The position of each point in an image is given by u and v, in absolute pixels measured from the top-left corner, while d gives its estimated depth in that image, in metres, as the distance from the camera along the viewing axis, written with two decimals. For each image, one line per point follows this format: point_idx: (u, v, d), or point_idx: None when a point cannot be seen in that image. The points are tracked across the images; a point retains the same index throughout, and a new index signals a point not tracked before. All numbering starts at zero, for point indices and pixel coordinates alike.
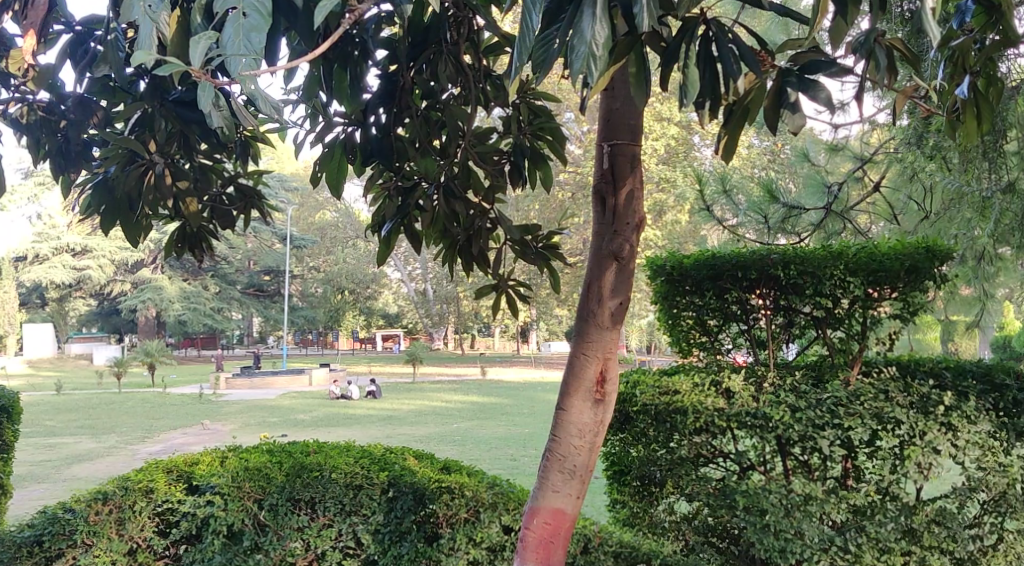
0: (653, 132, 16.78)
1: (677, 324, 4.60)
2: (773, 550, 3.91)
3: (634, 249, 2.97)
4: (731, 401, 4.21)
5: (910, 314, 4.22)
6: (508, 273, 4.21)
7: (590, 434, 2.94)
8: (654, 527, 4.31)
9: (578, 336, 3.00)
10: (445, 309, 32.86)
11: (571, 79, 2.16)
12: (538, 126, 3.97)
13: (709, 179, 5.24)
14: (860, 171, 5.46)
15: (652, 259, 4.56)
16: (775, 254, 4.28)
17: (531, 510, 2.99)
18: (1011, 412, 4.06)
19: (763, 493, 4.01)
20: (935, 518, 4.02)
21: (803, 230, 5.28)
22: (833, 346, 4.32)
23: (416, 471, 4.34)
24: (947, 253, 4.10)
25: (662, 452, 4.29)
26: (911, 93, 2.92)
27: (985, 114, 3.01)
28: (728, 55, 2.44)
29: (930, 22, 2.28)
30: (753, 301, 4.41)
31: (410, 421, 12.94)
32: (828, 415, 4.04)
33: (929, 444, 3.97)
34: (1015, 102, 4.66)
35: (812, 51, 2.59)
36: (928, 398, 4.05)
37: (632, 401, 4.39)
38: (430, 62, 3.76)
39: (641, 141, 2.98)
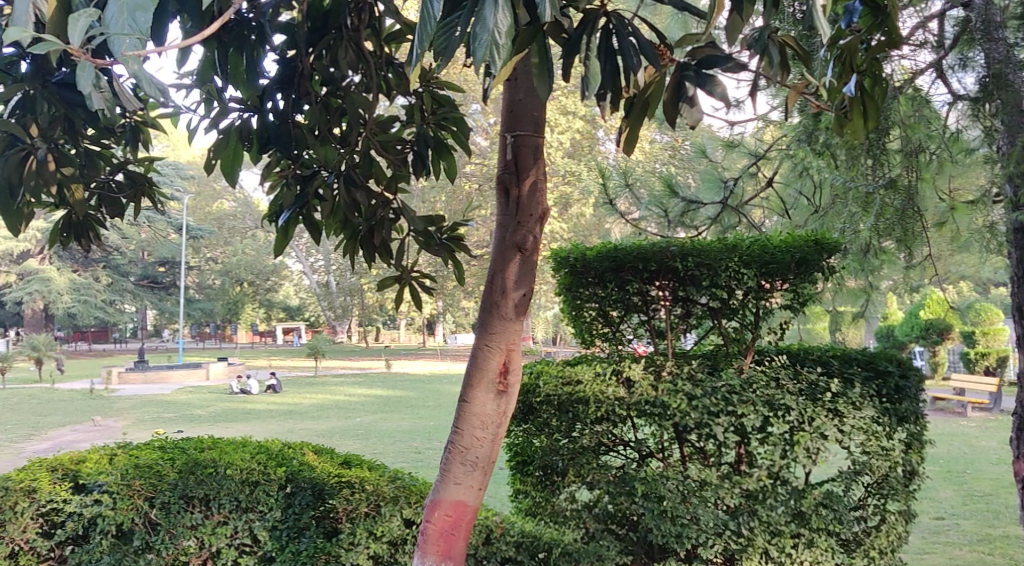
0: (559, 126, 16.92)
1: (580, 315, 4.60)
2: (669, 535, 4.03)
3: (536, 240, 2.99)
4: (630, 390, 4.28)
5: (800, 304, 4.36)
6: (412, 265, 4.16)
7: (493, 426, 2.95)
8: (554, 516, 4.32)
9: (481, 327, 3.00)
10: (348, 301, 32.50)
11: (473, 67, 2.15)
12: (441, 116, 3.95)
13: (611, 173, 5.27)
14: (753, 166, 5.59)
15: (555, 251, 4.54)
16: (674, 246, 4.35)
17: (432, 503, 2.96)
18: (893, 398, 4.24)
19: (661, 480, 4.11)
20: (822, 501, 4.11)
21: (700, 224, 5.40)
22: (728, 335, 4.40)
23: (315, 467, 4.27)
24: (835, 246, 4.24)
25: (564, 442, 4.33)
26: (801, 89, 3.09)
27: (870, 111, 3.21)
28: (628, 48, 2.47)
29: (822, 20, 2.40)
30: (653, 292, 4.46)
31: (312, 415, 12.77)
32: (722, 402, 4.13)
33: (817, 430, 4.08)
34: (898, 101, 4.88)
35: (709, 46, 2.66)
36: (816, 385, 4.22)
37: (535, 392, 4.41)
38: (330, 47, 3.72)
39: (544, 132, 3.01)
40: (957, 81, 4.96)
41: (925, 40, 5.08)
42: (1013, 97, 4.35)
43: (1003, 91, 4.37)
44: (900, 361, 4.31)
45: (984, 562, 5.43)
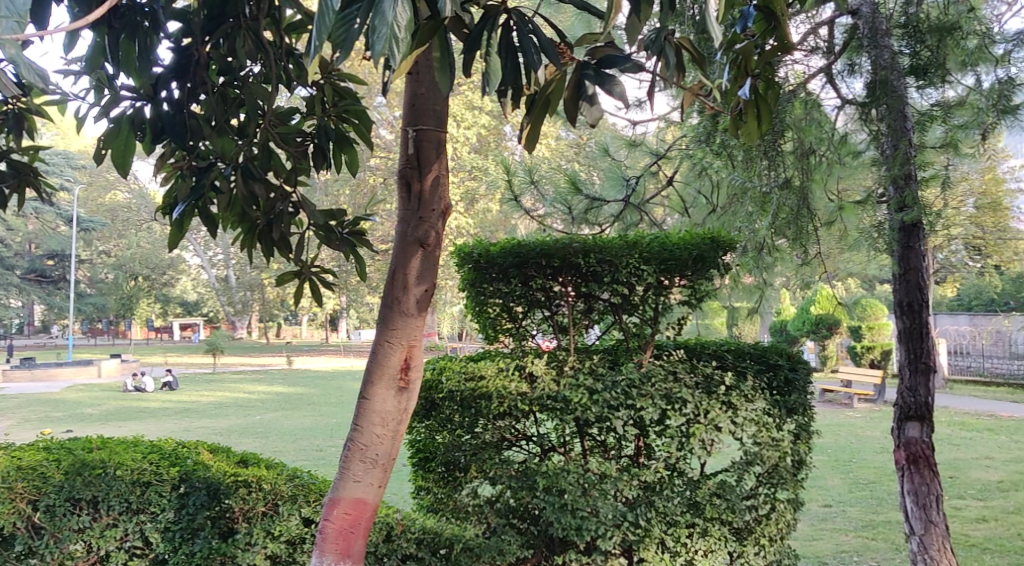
0: (464, 121, 16.93)
1: (484, 311, 4.55)
2: (569, 528, 4.08)
3: (438, 236, 2.99)
4: (533, 385, 4.29)
5: (697, 300, 4.44)
6: (312, 260, 4.09)
7: (393, 423, 2.93)
8: (456, 512, 4.32)
9: (381, 323, 2.98)
10: (249, 296, 31.77)
11: (372, 60, 2.15)
12: (343, 109, 3.89)
13: (516, 170, 5.27)
14: (654, 165, 5.69)
15: (458, 247, 4.48)
16: (576, 243, 4.34)
17: (331, 501, 2.94)
18: (782, 391, 4.39)
19: (562, 474, 4.15)
20: (715, 491, 4.23)
21: (603, 221, 5.49)
22: (629, 330, 4.44)
23: (209, 466, 4.16)
24: (730, 243, 4.35)
25: (467, 438, 4.32)
26: (696, 91, 3.20)
27: (763, 114, 3.36)
28: (528, 45, 2.48)
29: (714, 24, 2.55)
30: (556, 288, 4.45)
31: (209, 413, 12.41)
32: (622, 396, 4.20)
33: (711, 422, 4.20)
34: (792, 103, 5.08)
35: (609, 46, 2.72)
36: (711, 378, 4.31)
37: (437, 387, 4.38)
38: (228, 37, 3.62)
39: (447, 127, 3.00)
40: (845, 87, 5.19)
41: (817, 46, 5.29)
42: (897, 104, 4.60)
43: (889, 97, 4.63)
44: (790, 354, 4.45)
45: (868, 546, 5.69)
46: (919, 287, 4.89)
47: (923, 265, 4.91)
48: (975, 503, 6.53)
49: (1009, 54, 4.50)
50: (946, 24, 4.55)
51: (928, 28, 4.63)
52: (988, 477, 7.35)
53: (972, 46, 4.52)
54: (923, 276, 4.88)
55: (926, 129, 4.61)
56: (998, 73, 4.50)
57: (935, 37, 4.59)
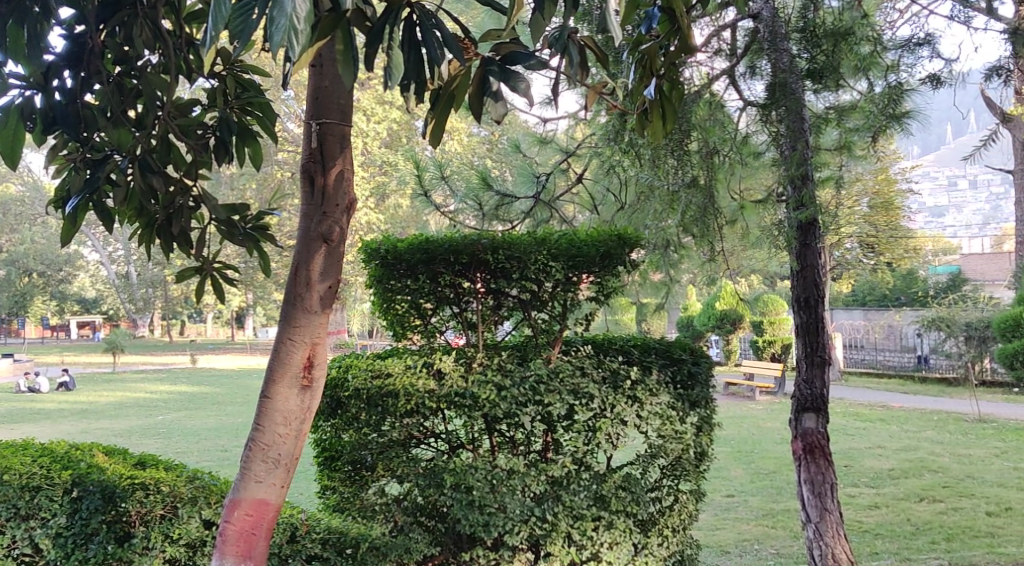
0: (375, 115, 16.86)
1: (391, 307, 4.51)
2: (477, 525, 4.08)
3: (343, 231, 2.95)
4: (440, 383, 4.23)
5: (605, 297, 4.46)
6: (214, 255, 3.99)
7: (296, 422, 2.89)
8: (363, 512, 4.25)
9: (284, 320, 2.93)
10: (152, 293, 30.81)
11: (270, 52, 2.12)
12: (246, 101, 3.81)
13: (426, 166, 5.23)
14: (564, 163, 5.72)
15: (365, 242, 4.41)
16: (484, 239, 4.31)
17: (231, 502, 2.88)
18: (685, 385, 4.47)
19: (469, 471, 4.13)
20: (621, 484, 4.28)
21: (513, 218, 5.50)
22: (538, 326, 4.46)
23: (105, 469, 4.02)
24: (636, 240, 4.39)
25: (374, 436, 4.23)
26: (601, 90, 3.32)
27: (668, 115, 3.43)
28: (432, 40, 2.47)
29: (614, 24, 2.60)
30: (467, 285, 4.41)
31: (108, 414, 11.99)
32: (530, 392, 4.19)
33: (617, 416, 4.25)
34: (697, 104, 5.20)
35: (514, 43, 2.67)
36: (617, 373, 4.34)
37: (343, 385, 4.29)
38: (124, 24, 3.51)
39: (351, 121, 2.96)
40: (747, 89, 5.26)
41: (722, 48, 5.42)
42: (794, 106, 4.74)
43: (787, 99, 4.75)
44: (693, 348, 4.55)
45: (768, 535, 5.87)
46: (815, 283, 5.07)
47: (818, 262, 5.09)
48: (868, 491, 6.81)
49: (899, 61, 4.70)
50: (841, 29, 4.75)
51: (824, 32, 4.80)
52: (880, 465, 7.67)
53: (864, 51, 4.71)
54: (819, 273, 5.06)
55: (821, 132, 4.84)
56: (889, 79, 4.65)
57: (829, 42, 4.78)
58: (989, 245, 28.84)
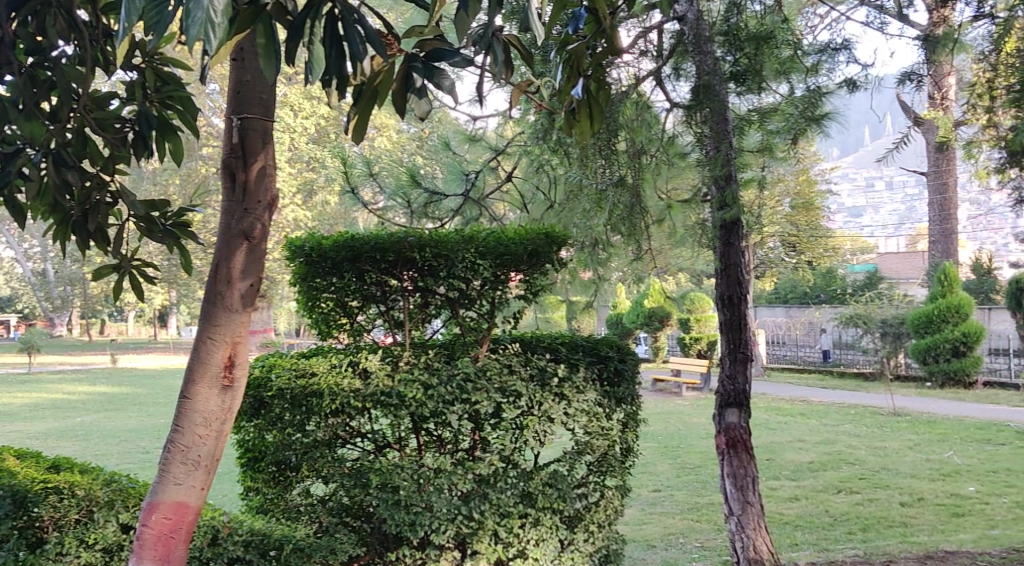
0: (303, 111, 16.55)
1: (316, 306, 4.44)
2: (402, 524, 4.05)
3: (265, 228, 2.90)
4: (366, 382, 4.19)
5: (533, 294, 4.47)
6: (132, 253, 3.88)
7: (216, 422, 2.83)
8: (287, 513, 4.20)
9: (203, 319, 2.86)
10: (70, 291, 29.85)
11: (185, 45, 2.07)
12: (166, 94, 3.70)
13: (354, 163, 5.18)
14: (493, 161, 5.73)
15: (289, 240, 4.33)
16: (411, 237, 4.29)
17: (149, 505, 2.82)
18: (612, 381, 4.51)
19: (395, 470, 4.10)
20: (548, 481, 4.30)
21: (441, 216, 5.48)
22: (465, 324, 4.44)
23: (16, 473, 3.90)
24: (564, 239, 4.40)
25: (297, 436, 4.15)
26: (526, 87, 3.30)
27: (596, 114, 3.44)
28: (353, 35, 2.43)
29: (535, 21, 2.65)
30: (394, 283, 4.38)
31: (22, 416, 11.58)
32: (457, 391, 4.17)
33: (544, 414, 4.27)
34: (624, 105, 5.27)
35: (437, 39, 2.65)
36: (544, 370, 4.36)
37: (266, 385, 4.21)
38: (37, 14, 3.40)
39: (273, 116, 2.91)
40: (671, 89, 5.32)
41: (648, 48, 5.45)
42: (717, 107, 4.85)
43: (710, 101, 4.86)
44: (619, 346, 4.59)
45: (693, 528, 5.98)
46: (738, 281, 5.18)
47: (742, 260, 5.20)
48: (789, 483, 6.99)
49: (819, 64, 4.86)
50: (763, 33, 4.83)
51: (746, 36, 4.88)
52: (800, 458, 7.88)
53: (785, 55, 4.85)
54: (742, 271, 5.16)
55: (743, 134, 4.88)
56: (809, 83, 4.81)
57: (752, 45, 4.84)
58: (904, 244, 29.82)
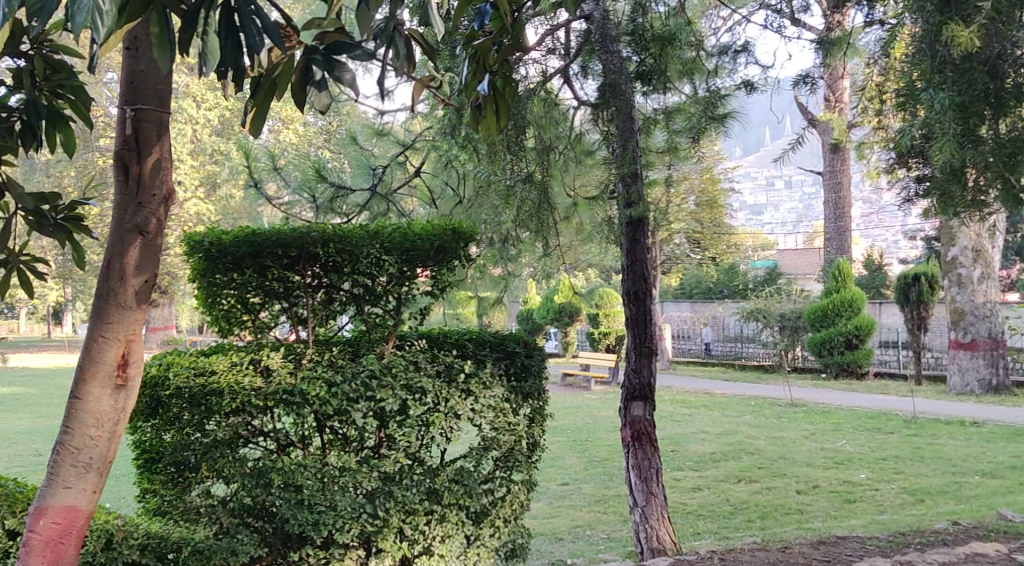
0: (205, 102, 16.12)
1: (216, 302, 4.34)
2: (306, 524, 3.98)
3: (160, 223, 2.82)
4: (268, 380, 4.09)
5: (440, 290, 4.48)
6: (20, 247, 3.71)
7: (109, 423, 2.74)
8: (186, 515, 4.08)
9: (96, 316, 2.76)
10: None
11: (73, 32, 2.06)
12: (55, 82, 3.54)
13: (258, 156, 5.06)
14: (401, 156, 5.64)
15: (187, 235, 4.23)
16: (314, 232, 4.22)
17: (37, 510, 2.72)
18: (519, 377, 4.54)
19: (299, 469, 4.03)
20: (454, 477, 4.31)
21: (348, 211, 5.39)
22: (371, 321, 4.40)
23: None
24: (470, 235, 4.43)
25: (196, 436, 4.02)
26: (428, 82, 3.28)
27: (501, 110, 3.45)
28: (250, 26, 2.38)
29: (436, 17, 2.66)
30: (297, 279, 4.31)
31: None
32: (362, 388, 4.11)
33: (450, 410, 4.26)
34: (532, 101, 5.21)
35: (338, 31, 2.64)
36: (452, 367, 4.35)
37: (164, 385, 4.06)
38: None
39: (169, 108, 2.84)
40: (580, 87, 5.33)
41: (554, 45, 5.29)
42: (624, 107, 4.93)
43: (617, 100, 4.92)
44: (525, 341, 4.62)
45: (600, 520, 6.08)
46: (644, 278, 5.28)
47: (647, 257, 5.31)
48: (692, 474, 7.17)
49: (719, 66, 5.03)
50: (666, 34, 4.92)
51: (652, 36, 4.92)
52: (703, 449, 8.09)
53: (687, 56, 5.00)
54: (648, 267, 5.29)
55: (649, 134, 5.19)
56: (710, 85, 4.97)
57: (657, 45, 4.90)
58: (801, 241, 30.88)
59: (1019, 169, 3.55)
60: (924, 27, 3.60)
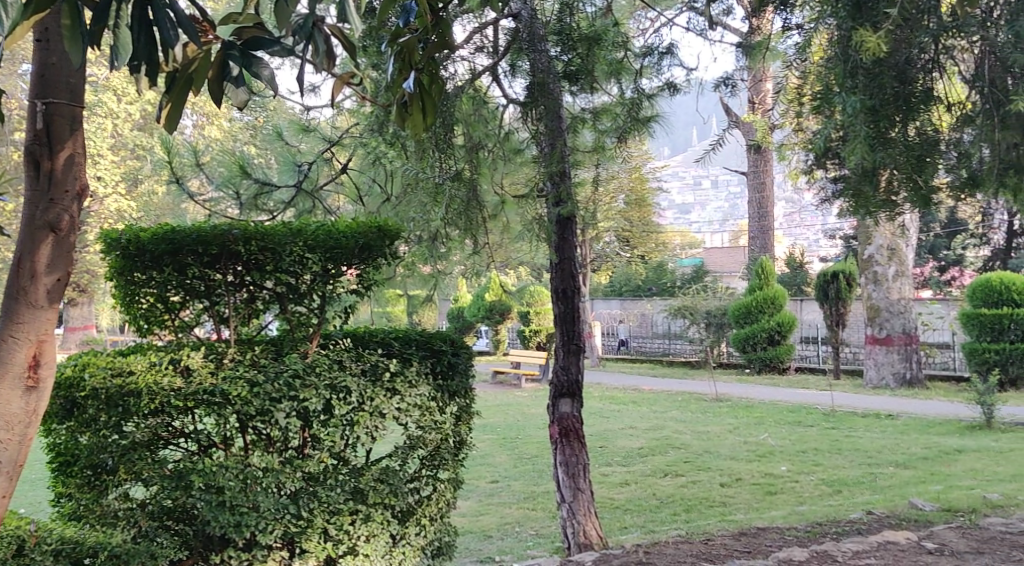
0: (126, 96, 15.68)
1: (135, 301, 4.26)
2: (228, 526, 3.93)
3: (73, 220, 2.75)
4: (188, 380, 4.01)
5: (365, 288, 4.45)
6: None
7: (19, 426, 2.66)
8: (102, 519, 3.98)
9: (4, 316, 2.68)
10: None
11: None
12: None
13: (180, 152, 4.96)
14: (328, 152, 5.59)
15: (105, 232, 4.13)
16: (235, 229, 4.15)
17: None
18: (445, 375, 4.55)
19: (220, 470, 3.95)
20: (379, 477, 4.31)
21: (273, 208, 5.29)
22: (294, 320, 4.37)
23: None
24: (396, 232, 4.40)
25: (114, 439, 3.90)
26: (349, 78, 3.29)
27: (428, 107, 3.40)
28: (164, 20, 2.34)
29: (352, 14, 2.81)
30: (218, 278, 4.24)
31: None
32: (284, 388, 4.04)
33: (375, 410, 4.23)
34: (460, 99, 5.28)
35: (256, 27, 2.63)
36: (377, 365, 4.32)
37: (80, 386, 3.92)
38: None
39: (82, 103, 2.77)
40: (508, 85, 5.35)
41: (484, 43, 5.40)
42: (553, 105, 4.96)
43: (545, 99, 4.96)
44: (452, 339, 4.63)
45: (529, 517, 6.12)
46: (572, 276, 5.34)
47: (575, 255, 5.37)
48: (620, 469, 7.27)
49: (646, 66, 5.05)
50: (593, 34, 5.00)
51: (579, 36, 5.01)
52: (630, 445, 8.20)
53: (614, 57, 5.02)
54: (575, 266, 5.36)
55: (577, 132, 5.23)
56: (637, 86, 5.05)
57: (584, 45, 5.00)
58: (727, 240, 31.47)
59: (925, 171, 3.73)
60: (839, 32, 3.69)
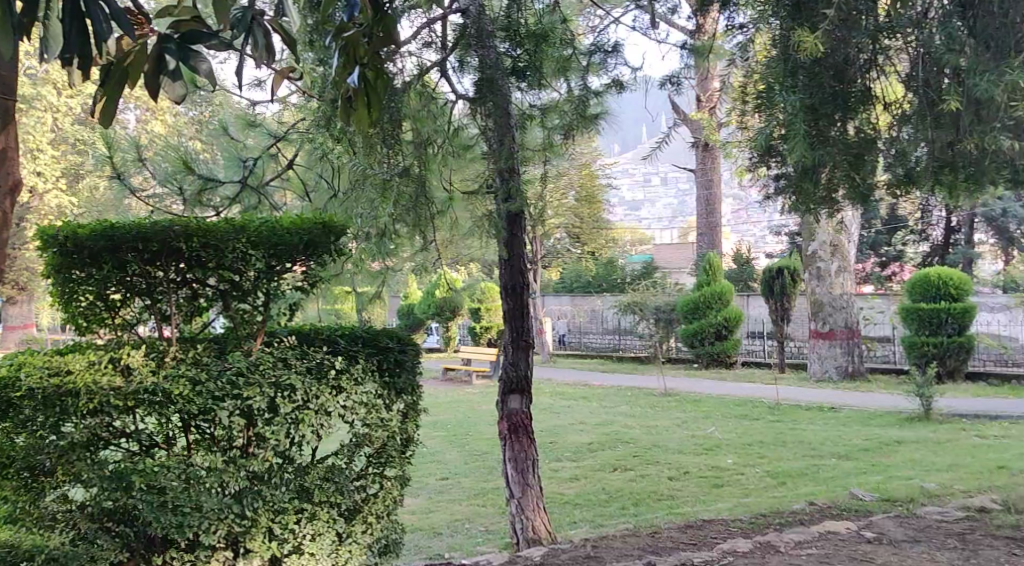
0: (66, 89, 15.31)
1: (73, 299, 4.15)
2: (170, 527, 3.87)
3: (6, 215, 2.67)
4: (128, 379, 3.94)
5: (310, 285, 4.42)
6: None
7: None
8: (39, 522, 3.90)
9: None
10: None
11: None
12: None
13: (121, 147, 4.87)
14: (273, 147, 5.57)
15: (40, 228, 4.01)
16: (177, 226, 4.09)
17: None
18: (392, 372, 4.54)
19: (161, 471, 3.90)
20: (325, 475, 4.31)
21: (218, 204, 5.25)
22: (238, 317, 4.30)
23: None
24: (341, 229, 4.38)
25: (52, 439, 3.81)
26: (288, 74, 3.30)
27: (373, 102, 3.42)
28: (96, 12, 2.32)
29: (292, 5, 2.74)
30: (159, 275, 4.18)
31: None
32: (228, 386, 3.99)
33: (321, 408, 4.18)
34: (409, 95, 5.26)
35: (192, 20, 2.60)
36: (322, 363, 4.28)
37: (14, 386, 3.79)
38: None
39: (14, 95, 2.69)
40: (456, 80, 5.35)
41: (431, 39, 5.41)
42: (501, 102, 4.92)
43: (494, 96, 4.92)
44: (399, 336, 4.62)
45: (478, 513, 6.13)
46: (520, 272, 5.35)
47: (524, 252, 5.39)
48: (569, 463, 7.31)
49: (594, 62, 5.09)
50: (541, 31, 5.03)
51: (526, 33, 5.04)
52: (580, 439, 8.26)
53: (561, 54, 5.04)
54: (525, 262, 5.36)
55: (526, 129, 5.30)
56: (586, 82, 5.09)
57: (532, 41, 5.03)
58: (676, 236, 31.83)
59: (860, 168, 3.84)
60: (779, 31, 3.75)
